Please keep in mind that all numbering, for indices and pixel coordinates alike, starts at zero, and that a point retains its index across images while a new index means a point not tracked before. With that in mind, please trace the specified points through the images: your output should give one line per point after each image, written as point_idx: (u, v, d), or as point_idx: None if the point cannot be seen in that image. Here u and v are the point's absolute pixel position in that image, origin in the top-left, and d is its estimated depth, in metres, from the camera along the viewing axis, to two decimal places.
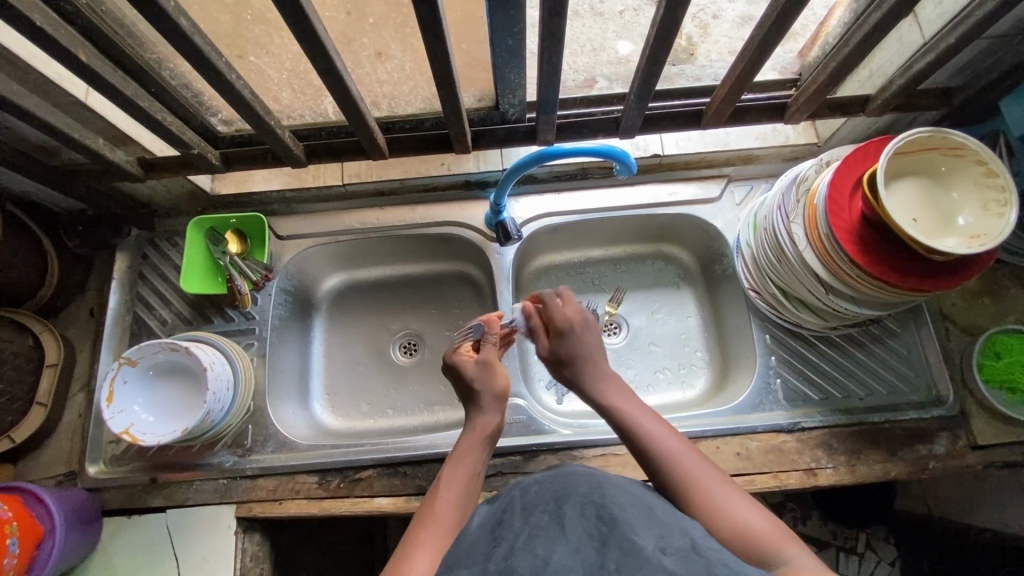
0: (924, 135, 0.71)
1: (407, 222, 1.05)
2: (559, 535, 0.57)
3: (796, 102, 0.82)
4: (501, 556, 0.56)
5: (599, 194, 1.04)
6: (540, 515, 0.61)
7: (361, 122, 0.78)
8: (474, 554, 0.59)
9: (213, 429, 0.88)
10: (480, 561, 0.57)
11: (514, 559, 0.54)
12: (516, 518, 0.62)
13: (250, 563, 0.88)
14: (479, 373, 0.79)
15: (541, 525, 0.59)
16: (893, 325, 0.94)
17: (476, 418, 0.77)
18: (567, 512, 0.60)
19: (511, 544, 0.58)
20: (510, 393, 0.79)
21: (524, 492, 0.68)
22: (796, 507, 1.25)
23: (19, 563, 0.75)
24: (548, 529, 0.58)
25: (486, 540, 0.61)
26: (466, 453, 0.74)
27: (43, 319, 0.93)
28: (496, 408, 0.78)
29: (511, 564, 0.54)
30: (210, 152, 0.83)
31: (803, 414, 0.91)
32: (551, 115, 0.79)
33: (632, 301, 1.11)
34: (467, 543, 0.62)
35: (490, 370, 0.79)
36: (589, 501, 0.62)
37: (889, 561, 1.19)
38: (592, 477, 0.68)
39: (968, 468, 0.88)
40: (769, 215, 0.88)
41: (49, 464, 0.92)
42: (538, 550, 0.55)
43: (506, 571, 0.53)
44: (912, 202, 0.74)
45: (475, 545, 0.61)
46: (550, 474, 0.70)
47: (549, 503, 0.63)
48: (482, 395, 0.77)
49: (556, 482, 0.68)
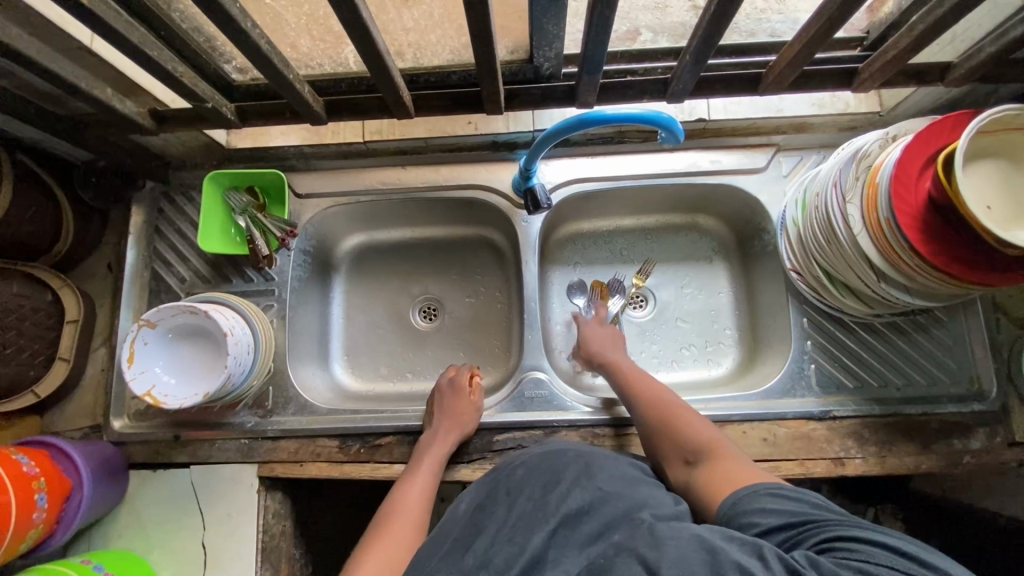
0: (1012, 112, 0.64)
1: (430, 183, 0.99)
2: (538, 521, 0.66)
3: (867, 69, 0.73)
4: (481, 548, 0.66)
5: (635, 160, 0.97)
6: (525, 503, 0.69)
7: (385, 76, 0.72)
8: (458, 542, 0.68)
9: (235, 391, 0.87)
10: (462, 548, 0.67)
11: (493, 551, 0.64)
12: (501, 505, 0.70)
13: (272, 520, 0.90)
14: (459, 403, 0.88)
15: (522, 513, 0.68)
16: (941, 313, 0.89)
17: (431, 443, 0.85)
18: (551, 497, 0.68)
19: (495, 533, 0.67)
20: (472, 427, 0.87)
21: (510, 475, 0.74)
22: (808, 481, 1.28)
23: (49, 516, 0.77)
24: (530, 515, 0.67)
25: (471, 526, 0.70)
26: (420, 476, 0.82)
27: (61, 274, 0.91)
28: (460, 437, 0.86)
29: (489, 556, 0.64)
30: (225, 105, 0.77)
31: (837, 402, 0.88)
32: (594, 75, 0.72)
33: (661, 273, 1.07)
34: (451, 527, 0.71)
35: (472, 405, 0.88)
36: (570, 489, 0.68)
37: None
38: (582, 456, 0.73)
39: (1003, 464, 0.85)
40: (823, 192, 0.81)
41: (75, 416, 0.93)
42: (518, 538, 0.65)
43: (486, 563, 0.63)
44: (994, 185, 0.66)
45: (457, 530, 0.70)
46: (538, 453, 0.76)
47: (536, 489, 0.70)
48: (445, 419, 0.86)
49: (545, 462, 0.73)
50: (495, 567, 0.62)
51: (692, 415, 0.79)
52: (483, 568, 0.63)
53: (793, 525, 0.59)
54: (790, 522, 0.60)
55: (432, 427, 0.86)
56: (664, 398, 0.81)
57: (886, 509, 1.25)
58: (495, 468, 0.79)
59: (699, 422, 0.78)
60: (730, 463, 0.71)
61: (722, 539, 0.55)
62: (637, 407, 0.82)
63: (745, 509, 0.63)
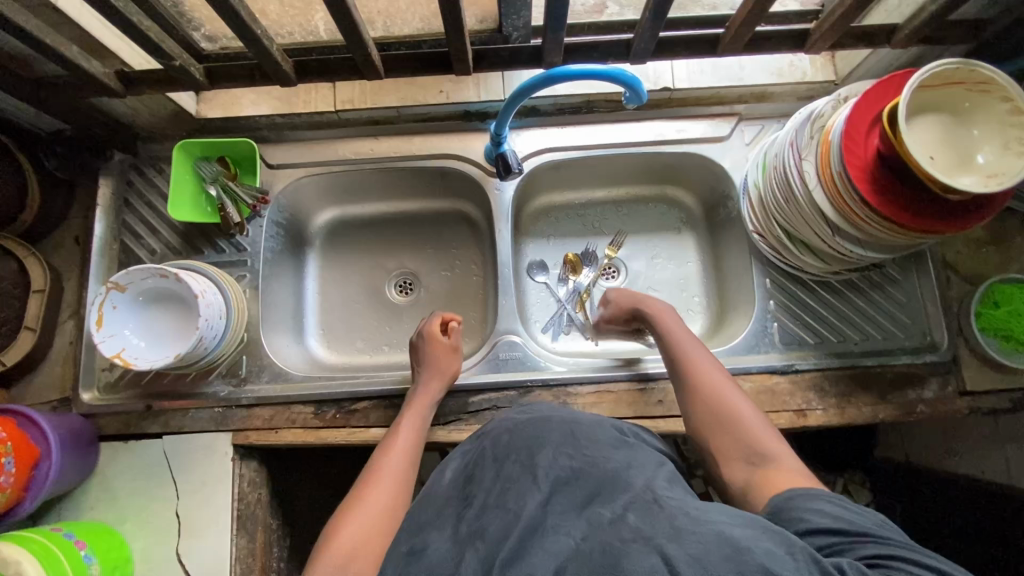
0: (952, 67, 0.67)
1: (403, 153, 1.00)
2: (531, 489, 0.63)
3: (818, 30, 0.76)
4: (472, 517, 0.64)
5: (604, 129, 1.00)
6: (513, 467, 0.67)
7: (355, 36, 0.72)
8: (446, 518, 0.67)
9: (208, 357, 0.87)
10: (453, 522, 0.65)
11: (486, 518, 0.62)
12: (489, 472, 0.68)
13: (248, 488, 0.90)
14: (439, 354, 0.89)
15: (513, 478, 0.66)
16: (894, 271, 0.94)
17: (416, 390, 0.86)
18: (541, 461, 0.66)
19: (486, 500, 0.65)
20: (455, 374, 0.89)
21: (496, 440, 0.72)
22: None
23: (16, 481, 0.75)
24: (521, 481, 0.65)
25: (458, 497, 0.69)
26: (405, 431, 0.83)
27: (25, 243, 0.89)
28: (442, 385, 0.87)
29: (483, 524, 0.61)
30: (195, 67, 0.77)
31: (797, 356, 0.91)
32: (558, 33, 0.74)
33: (632, 244, 1.10)
34: (441, 502, 0.70)
35: (452, 353, 0.90)
36: (561, 454, 0.66)
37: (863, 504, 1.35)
38: (566, 422, 0.72)
39: (955, 413, 0.89)
40: (780, 153, 0.85)
41: (42, 390, 0.92)
42: (511, 504, 0.62)
43: (479, 532, 0.61)
44: (933, 137, 0.71)
45: (447, 504, 0.69)
46: (521, 419, 0.74)
47: (523, 453, 0.68)
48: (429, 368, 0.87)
49: (530, 429, 0.72)
50: (490, 537, 0.60)
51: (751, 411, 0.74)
52: (477, 537, 0.61)
53: (844, 533, 0.56)
54: (842, 528, 0.57)
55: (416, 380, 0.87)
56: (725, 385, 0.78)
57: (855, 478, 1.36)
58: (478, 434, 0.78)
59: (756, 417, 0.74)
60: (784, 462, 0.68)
61: (746, 528, 0.53)
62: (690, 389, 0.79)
63: (798, 507, 0.61)
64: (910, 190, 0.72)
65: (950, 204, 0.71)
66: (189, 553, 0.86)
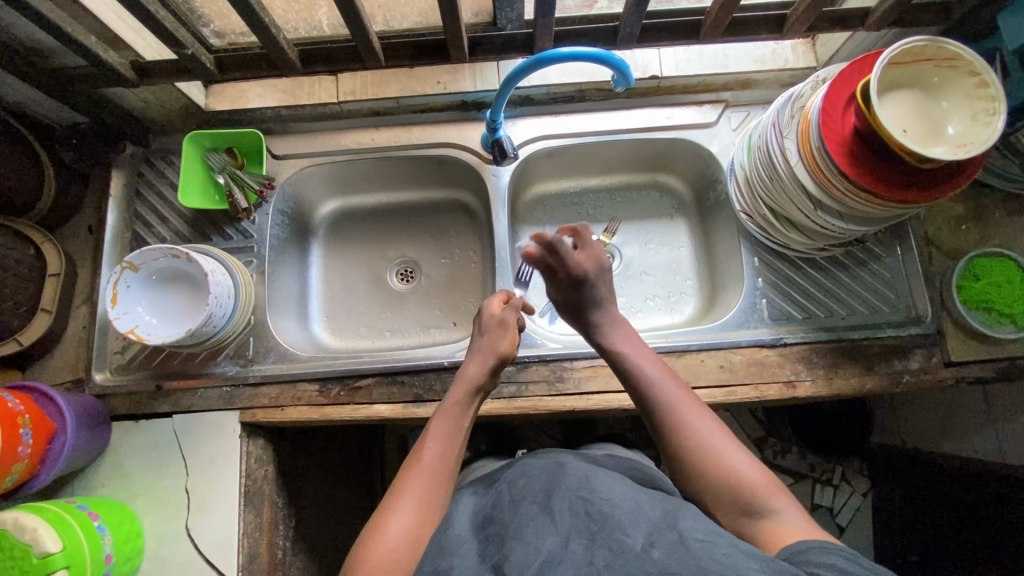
0: (920, 43, 0.71)
1: (404, 143, 1.04)
2: (547, 523, 0.63)
3: (794, 14, 0.80)
4: (495, 550, 0.62)
5: (596, 116, 1.04)
6: (530, 505, 0.66)
7: (359, 23, 0.76)
8: (461, 542, 0.65)
9: (217, 336, 0.90)
10: (473, 552, 0.64)
11: (505, 549, 0.61)
12: (507, 509, 0.68)
13: (255, 465, 0.92)
14: (491, 331, 0.85)
15: (530, 514, 0.65)
16: (878, 247, 0.97)
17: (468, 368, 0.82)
18: (556, 500, 0.66)
19: (502, 534, 0.64)
20: (511, 356, 0.84)
21: (512, 483, 0.72)
22: (777, 442, 1.38)
23: (33, 453, 0.78)
24: (537, 516, 0.64)
25: (477, 534, 0.67)
26: (451, 411, 0.78)
27: (42, 229, 0.92)
28: (493, 363, 0.83)
29: (503, 555, 0.60)
30: (206, 56, 0.81)
31: (786, 330, 0.94)
32: (548, 19, 0.78)
33: (625, 231, 1.13)
34: (457, 534, 0.66)
35: (499, 334, 0.84)
36: (577, 493, 0.66)
37: (862, 492, 1.34)
38: (580, 467, 0.73)
39: (940, 382, 0.92)
40: (764, 134, 0.88)
41: (57, 372, 0.95)
42: (528, 538, 0.61)
43: (499, 562, 0.60)
44: (906, 111, 0.74)
45: (465, 538, 0.66)
46: (539, 463, 0.75)
47: (539, 493, 0.68)
48: (483, 348, 0.84)
49: (546, 471, 0.72)
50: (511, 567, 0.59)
51: (726, 445, 0.68)
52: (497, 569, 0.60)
53: None
54: None
55: (468, 358, 0.84)
56: (708, 426, 0.70)
57: (852, 466, 1.36)
58: (491, 480, 0.80)
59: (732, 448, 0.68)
60: (785, 511, 0.64)
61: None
62: (660, 432, 0.72)
63: (807, 560, 0.57)
64: (888, 162, 0.75)
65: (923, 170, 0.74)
66: (198, 527, 0.88)
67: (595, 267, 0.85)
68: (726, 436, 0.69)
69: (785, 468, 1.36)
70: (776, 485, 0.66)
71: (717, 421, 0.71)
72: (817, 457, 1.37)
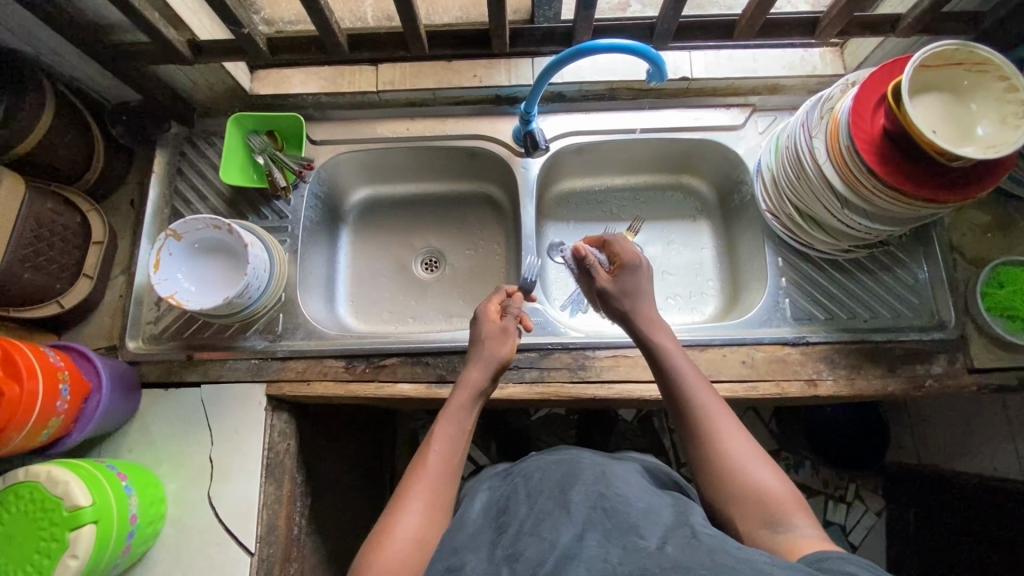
0: (952, 47, 0.73)
1: (437, 133, 1.07)
2: (562, 519, 0.63)
3: (826, 18, 0.83)
4: (508, 543, 0.63)
5: (626, 115, 1.07)
6: (546, 502, 0.67)
7: (408, 10, 0.80)
8: (476, 540, 0.66)
9: (250, 308, 0.93)
10: (488, 546, 0.64)
11: (522, 544, 0.61)
12: (523, 505, 0.69)
13: (277, 438, 0.94)
14: (492, 337, 0.84)
15: (547, 510, 0.66)
16: (901, 253, 0.98)
17: (469, 373, 0.80)
18: (573, 496, 0.66)
19: (518, 529, 0.64)
20: (509, 363, 0.83)
21: (529, 479, 0.73)
22: (791, 456, 1.38)
23: (70, 409, 0.81)
24: (553, 513, 0.65)
25: (492, 527, 0.68)
26: (455, 413, 0.76)
27: (89, 199, 0.97)
28: (494, 368, 0.81)
29: (519, 549, 0.61)
30: (260, 37, 0.86)
31: (809, 330, 0.95)
32: (588, 11, 0.81)
33: (648, 230, 1.15)
34: (471, 529, 0.68)
35: (501, 340, 0.83)
36: (595, 491, 0.67)
37: (875, 511, 1.34)
38: (596, 466, 0.73)
39: (963, 388, 0.92)
40: (792, 135, 0.90)
41: (93, 337, 0.98)
42: (544, 533, 0.62)
43: (514, 555, 0.60)
44: (936, 113, 0.76)
45: (480, 531, 0.68)
46: (555, 461, 0.76)
47: (556, 490, 0.69)
48: (486, 354, 0.82)
49: (563, 468, 0.73)
50: (527, 560, 0.58)
51: (752, 460, 0.67)
52: (512, 560, 0.60)
53: None
54: None
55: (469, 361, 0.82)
56: (736, 435, 0.69)
57: (865, 485, 1.36)
58: (507, 473, 0.80)
59: (759, 464, 0.67)
60: (804, 527, 0.61)
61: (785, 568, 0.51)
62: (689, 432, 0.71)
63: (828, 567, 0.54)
64: (916, 163, 0.76)
65: (953, 172, 0.75)
66: (219, 495, 0.90)
67: (635, 258, 0.88)
68: (755, 451, 0.68)
69: (800, 482, 1.35)
70: (800, 503, 0.63)
71: (748, 435, 0.70)
72: (831, 473, 1.37)
